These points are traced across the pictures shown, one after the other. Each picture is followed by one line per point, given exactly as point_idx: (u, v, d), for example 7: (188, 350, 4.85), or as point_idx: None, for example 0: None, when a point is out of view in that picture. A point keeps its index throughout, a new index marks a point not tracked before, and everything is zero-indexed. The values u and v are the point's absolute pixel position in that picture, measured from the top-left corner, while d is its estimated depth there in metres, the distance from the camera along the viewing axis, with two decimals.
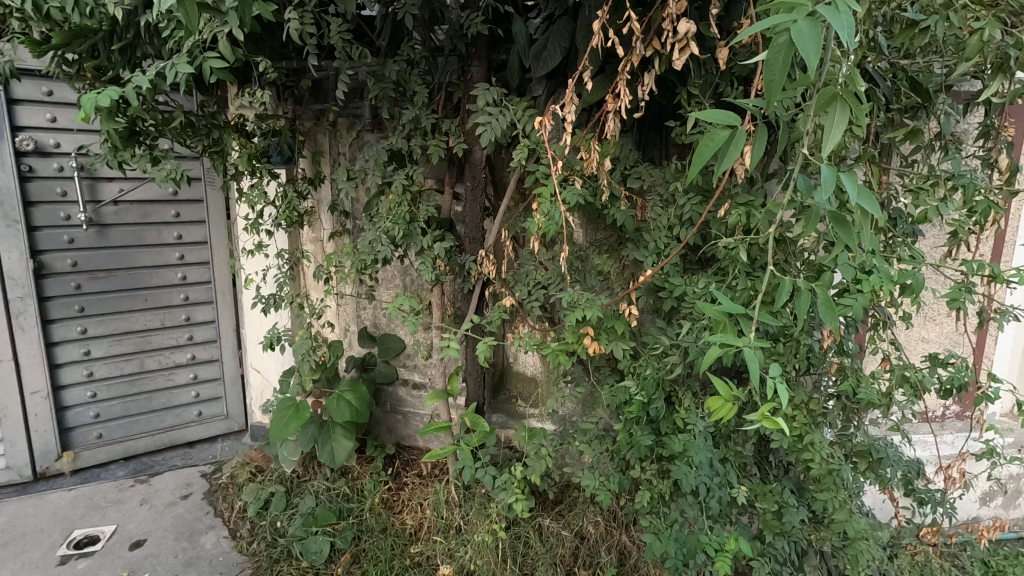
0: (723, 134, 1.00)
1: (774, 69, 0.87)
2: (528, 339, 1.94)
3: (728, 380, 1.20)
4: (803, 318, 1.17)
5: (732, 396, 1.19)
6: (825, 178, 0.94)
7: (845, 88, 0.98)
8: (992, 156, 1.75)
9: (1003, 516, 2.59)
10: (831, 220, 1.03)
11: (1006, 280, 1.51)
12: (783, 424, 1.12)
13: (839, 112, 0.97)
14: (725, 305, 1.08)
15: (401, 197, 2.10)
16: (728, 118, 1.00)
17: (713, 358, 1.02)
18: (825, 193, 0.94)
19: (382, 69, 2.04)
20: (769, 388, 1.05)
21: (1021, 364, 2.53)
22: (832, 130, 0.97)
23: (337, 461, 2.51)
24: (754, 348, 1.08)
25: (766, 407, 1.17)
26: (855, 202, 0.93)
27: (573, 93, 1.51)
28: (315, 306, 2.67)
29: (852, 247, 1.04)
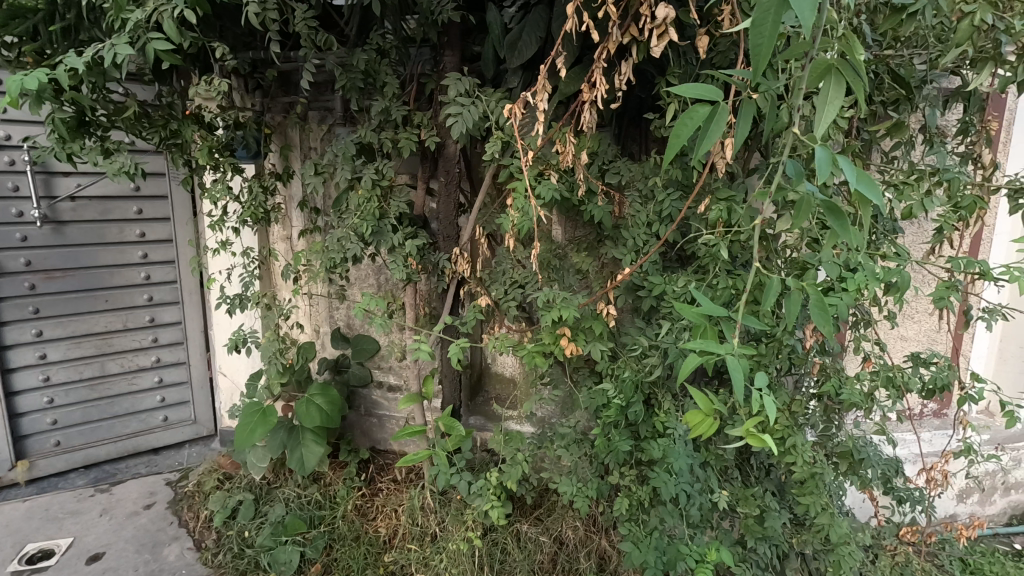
0: (705, 110, 0.94)
1: (762, 34, 0.81)
2: (503, 340, 1.86)
3: (708, 393, 1.14)
4: (791, 321, 1.10)
5: (712, 410, 1.12)
6: (818, 160, 0.89)
7: (838, 60, 0.92)
8: (976, 151, 1.73)
9: (980, 513, 2.59)
10: (824, 212, 0.97)
11: (994, 277, 1.48)
12: (769, 441, 1.07)
13: (833, 86, 0.92)
14: (705, 307, 1.01)
15: (371, 192, 2.01)
16: (710, 93, 0.93)
17: (692, 366, 0.94)
18: (820, 175, 0.88)
19: (350, 58, 1.95)
20: (754, 401, 0.99)
21: (997, 361, 2.55)
22: (826, 108, 0.92)
23: (307, 468, 2.41)
24: (738, 355, 1.01)
25: (751, 421, 1.12)
26: (853, 186, 0.87)
27: (547, 81, 1.44)
28: (284, 306, 2.56)
29: (846, 243, 0.96)
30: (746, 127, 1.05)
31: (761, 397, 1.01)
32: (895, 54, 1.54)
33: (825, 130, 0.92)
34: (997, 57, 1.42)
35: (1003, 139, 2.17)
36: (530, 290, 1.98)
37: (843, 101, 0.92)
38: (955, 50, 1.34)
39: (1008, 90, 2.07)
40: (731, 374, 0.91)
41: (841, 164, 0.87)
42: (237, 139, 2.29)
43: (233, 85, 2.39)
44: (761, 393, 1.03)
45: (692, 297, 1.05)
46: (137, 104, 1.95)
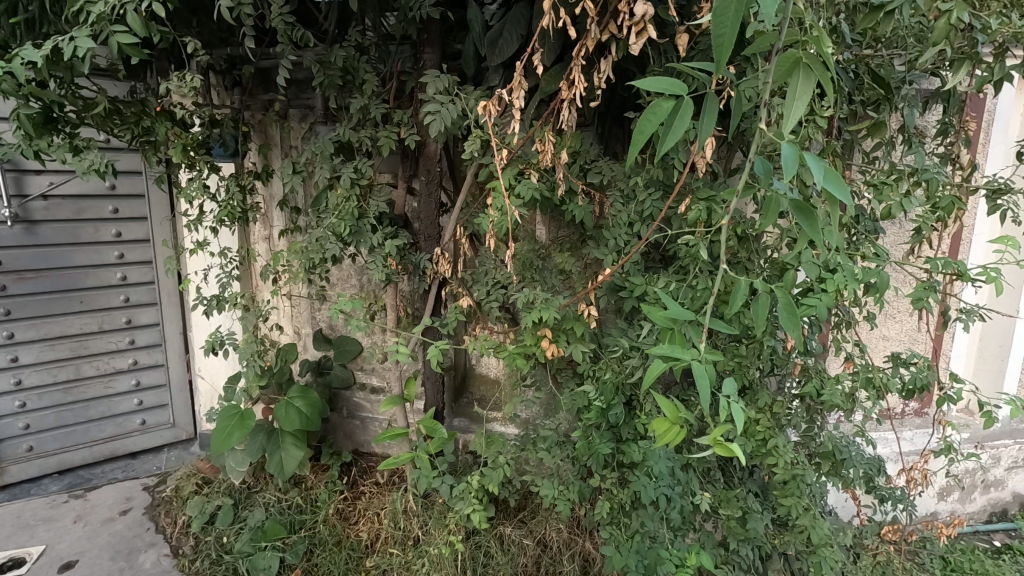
0: (668, 106, 0.93)
1: (725, 23, 0.81)
2: (484, 342, 1.84)
3: (675, 399, 1.07)
4: (763, 323, 1.09)
5: (680, 417, 1.05)
6: (786, 158, 0.87)
7: (806, 54, 0.91)
8: (954, 152, 1.74)
9: (960, 510, 2.61)
10: (795, 211, 0.95)
11: (972, 278, 1.48)
12: (735, 450, 0.96)
13: (801, 81, 0.90)
14: (673, 310, 1.00)
15: (350, 190, 1.98)
16: (673, 87, 0.92)
17: (657, 370, 0.92)
18: (787, 172, 0.86)
19: (328, 55, 1.91)
20: (723, 409, 0.96)
21: (976, 361, 2.57)
22: (794, 103, 0.91)
23: (286, 472, 2.36)
24: (708, 359, 1.00)
25: (719, 429, 1.01)
26: (822, 185, 0.86)
27: (523, 77, 1.43)
28: (264, 307, 2.51)
29: (817, 243, 0.95)
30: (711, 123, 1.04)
31: (731, 403, 0.98)
32: (875, 54, 1.55)
33: (794, 126, 0.90)
34: (973, 57, 1.42)
35: (982, 141, 2.19)
36: (511, 290, 1.95)
37: (812, 97, 0.90)
38: (932, 49, 1.34)
39: (986, 92, 2.09)
40: (697, 382, 0.88)
41: (809, 161, 0.85)
42: (213, 137, 2.24)
43: (211, 82, 2.34)
44: (731, 398, 1.00)
45: (659, 299, 1.03)
46: (107, 100, 1.90)
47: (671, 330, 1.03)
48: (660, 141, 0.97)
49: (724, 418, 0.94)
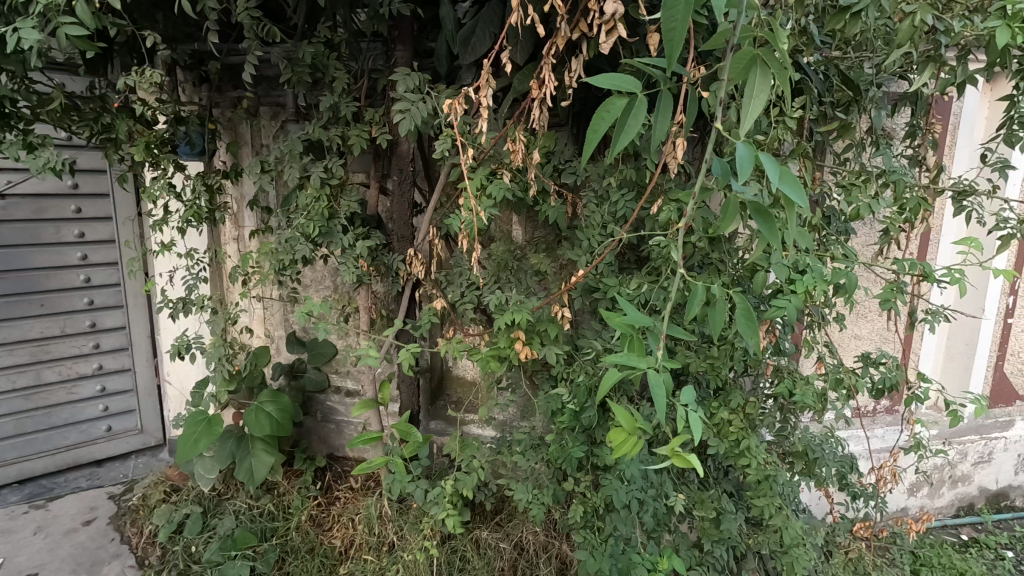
0: (622, 104, 0.98)
1: (675, 17, 0.87)
2: (458, 345, 1.82)
3: (633, 410, 1.08)
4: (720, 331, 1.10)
5: (637, 428, 1.06)
6: (740, 157, 0.87)
7: (764, 51, 0.91)
8: (921, 154, 1.76)
9: (929, 505, 2.66)
10: (754, 213, 0.95)
11: (937, 280, 1.49)
12: (692, 461, 0.96)
13: (758, 77, 0.91)
14: (631, 316, 1.01)
15: (320, 191, 1.94)
16: (628, 84, 0.97)
17: (612, 381, 0.92)
18: (743, 174, 0.86)
19: (296, 51, 1.87)
20: (681, 416, 0.99)
21: (944, 360, 2.63)
22: (753, 100, 0.90)
23: (256, 479, 2.30)
24: (665, 367, 1.01)
25: (677, 440, 1.01)
26: (777, 186, 0.85)
27: (491, 76, 1.41)
28: (233, 309, 2.44)
29: (776, 244, 0.95)
30: (666, 121, 1.09)
31: (689, 411, 1.00)
32: (844, 57, 1.57)
33: (752, 125, 0.90)
34: (936, 60, 1.43)
35: (948, 143, 2.23)
36: (486, 292, 1.93)
37: (769, 94, 0.90)
38: (898, 50, 1.36)
39: (953, 95, 2.13)
40: (653, 390, 0.88)
41: (764, 160, 0.84)
42: (178, 135, 2.18)
43: (177, 79, 2.28)
44: (690, 406, 1.03)
45: (619, 305, 1.04)
46: (64, 96, 1.83)
47: (631, 336, 1.03)
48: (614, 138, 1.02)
49: (682, 426, 0.95)
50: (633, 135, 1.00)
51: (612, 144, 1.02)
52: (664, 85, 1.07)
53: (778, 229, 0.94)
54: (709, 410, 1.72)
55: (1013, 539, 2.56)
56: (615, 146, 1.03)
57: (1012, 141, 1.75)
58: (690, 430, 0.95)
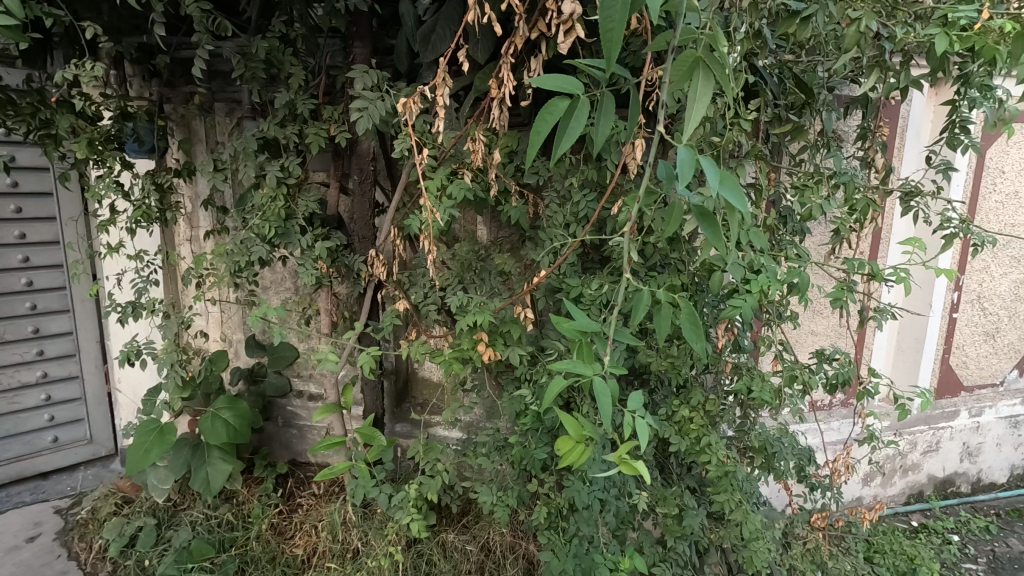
0: (564, 104, 1.01)
1: (613, 17, 0.87)
2: (420, 347, 1.79)
3: (580, 417, 1.09)
4: (666, 335, 1.14)
5: (585, 437, 1.09)
6: (682, 161, 0.90)
7: (706, 54, 0.93)
8: (871, 156, 1.81)
9: (882, 494, 2.76)
10: (698, 216, 0.98)
11: (884, 279, 1.54)
12: (639, 469, 0.97)
13: (701, 79, 0.93)
14: (579, 321, 1.06)
15: (276, 190, 1.89)
16: (570, 86, 1.00)
17: (556, 390, 0.98)
18: (684, 177, 0.89)
19: (249, 46, 1.81)
20: (628, 422, 1.03)
21: (895, 355, 2.74)
22: (697, 101, 0.92)
23: (212, 489, 2.22)
24: (611, 374, 1.05)
25: (624, 447, 1.03)
26: (717, 190, 0.88)
27: (448, 75, 1.40)
28: (187, 312, 2.35)
29: (720, 245, 0.98)
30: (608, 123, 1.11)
31: (636, 418, 1.05)
32: (797, 61, 1.61)
33: (694, 127, 0.91)
34: (880, 65, 1.49)
35: (897, 145, 2.31)
36: (450, 293, 1.90)
37: (712, 96, 0.92)
38: (846, 55, 1.41)
39: (900, 99, 2.21)
40: (598, 399, 0.94)
41: (704, 164, 0.88)
42: (125, 132, 2.09)
43: (124, 73, 2.18)
44: (636, 413, 1.08)
45: (569, 313, 1.10)
46: None
47: (580, 343, 1.09)
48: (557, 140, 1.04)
49: (629, 431, 1.00)
50: (575, 137, 1.02)
51: (555, 145, 1.03)
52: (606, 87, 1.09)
53: (722, 232, 0.97)
54: (670, 408, 1.74)
55: (959, 524, 2.68)
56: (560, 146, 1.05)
57: (954, 145, 1.82)
58: (637, 435, 1.00)
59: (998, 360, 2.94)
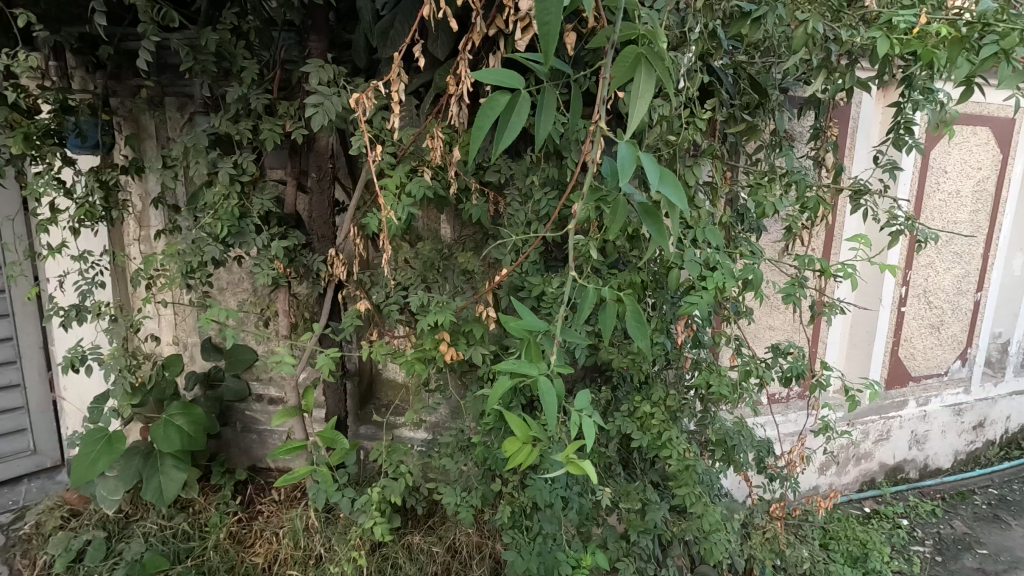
0: (505, 99, 1.01)
1: (548, 17, 0.88)
2: (381, 348, 1.76)
3: (526, 418, 1.11)
4: (610, 333, 1.18)
5: (532, 438, 1.10)
6: (623, 158, 0.93)
7: (647, 49, 0.97)
8: (822, 155, 1.86)
9: (837, 482, 2.86)
10: (641, 211, 1.02)
11: (833, 275, 1.60)
12: (585, 468, 0.98)
13: (644, 75, 0.96)
14: (526, 320, 1.09)
15: (229, 188, 1.83)
16: (512, 81, 1.00)
17: (501, 389, 1.02)
18: (626, 174, 0.93)
19: (198, 38, 1.74)
20: (575, 422, 1.05)
21: (846, 350, 2.86)
22: (640, 96, 0.95)
23: (166, 499, 2.13)
24: (555, 372, 1.08)
25: (572, 447, 1.04)
26: (657, 187, 0.92)
27: (403, 71, 1.38)
28: (136, 314, 2.25)
29: (662, 239, 1.03)
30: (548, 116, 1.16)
31: (582, 417, 1.07)
32: (751, 62, 1.65)
33: (637, 123, 0.94)
34: (826, 67, 1.54)
35: (848, 145, 2.39)
36: (412, 292, 1.88)
37: (654, 91, 0.95)
38: (795, 55, 1.46)
39: (850, 100, 2.29)
40: (543, 399, 0.97)
41: (644, 162, 0.91)
42: (66, 126, 1.98)
43: (65, 64, 2.07)
44: (583, 413, 1.10)
45: (517, 312, 1.11)
46: None
47: (528, 342, 1.10)
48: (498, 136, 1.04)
49: (575, 430, 1.01)
50: (516, 132, 1.03)
51: (497, 140, 1.04)
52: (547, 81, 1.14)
53: (665, 228, 1.02)
54: (632, 404, 1.77)
55: (908, 509, 2.80)
56: (502, 141, 1.06)
57: (899, 145, 1.89)
58: (583, 435, 1.01)
59: (943, 351, 3.08)
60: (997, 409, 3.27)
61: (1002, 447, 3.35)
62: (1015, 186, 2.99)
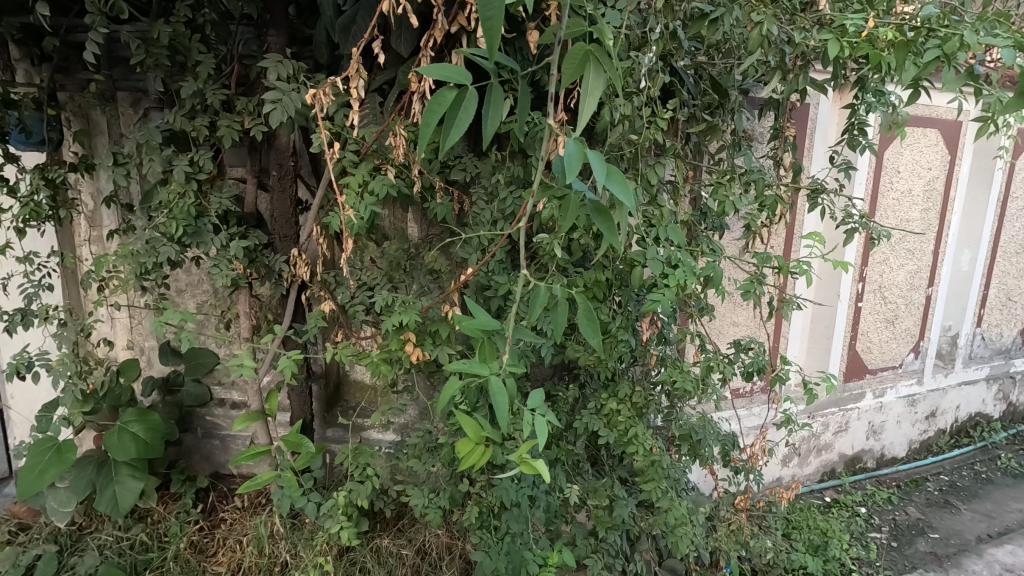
0: (451, 95, 0.99)
1: (491, 4, 0.88)
2: (345, 349, 1.73)
3: (480, 419, 1.11)
4: (562, 332, 1.18)
5: (485, 438, 1.10)
6: (570, 155, 0.93)
7: (596, 48, 0.98)
8: (781, 155, 1.90)
9: (799, 473, 2.94)
10: (592, 209, 1.03)
11: (790, 271, 1.64)
12: (538, 469, 0.99)
13: (593, 73, 0.97)
14: (480, 319, 1.08)
15: (185, 186, 1.77)
16: (458, 76, 0.98)
17: (454, 390, 1.05)
18: (573, 170, 0.93)
19: (150, 30, 1.68)
20: (527, 424, 1.06)
21: (806, 345, 2.94)
22: (589, 94, 0.97)
23: (122, 510, 2.05)
24: (510, 373, 1.10)
25: (526, 447, 1.05)
26: (604, 183, 0.93)
27: (362, 67, 1.36)
28: (88, 318, 2.15)
29: (614, 239, 1.03)
30: (496, 116, 1.08)
31: (535, 416, 1.09)
32: (711, 63, 1.69)
33: (586, 122, 0.95)
34: (782, 68, 1.57)
35: (806, 145, 2.46)
36: (377, 292, 1.85)
37: (602, 89, 0.97)
38: (751, 57, 1.49)
39: (808, 102, 2.36)
40: (494, 399, 1.00)
41: (591, 158, 0.92)
42: (8, 121, 1.89)
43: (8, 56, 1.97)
44: (536, 412, 1.12)
45: (471, 311, 1.10)
46: None
47: (483, 341, 1.10)
48: (445, 133, 1.02)
49: (528, 431, 1.02)
50: (463, 128, 1.01)
51: (444, 138, 1.02)
52: (494, 79, 1.07)
53: (616, 227, 1.02)
54: (599, 402, 1.79)
55: (866, 497, 2.90)
56: (448, 140, 1.02)
57: (853, 146, 1.94)
58: (535, 435, 1.03)
59: (897, 344, 3.20)
60: (947, 399, 3.41)
61: (953, 435, 3.50)
62: (962, 186, 3.13)
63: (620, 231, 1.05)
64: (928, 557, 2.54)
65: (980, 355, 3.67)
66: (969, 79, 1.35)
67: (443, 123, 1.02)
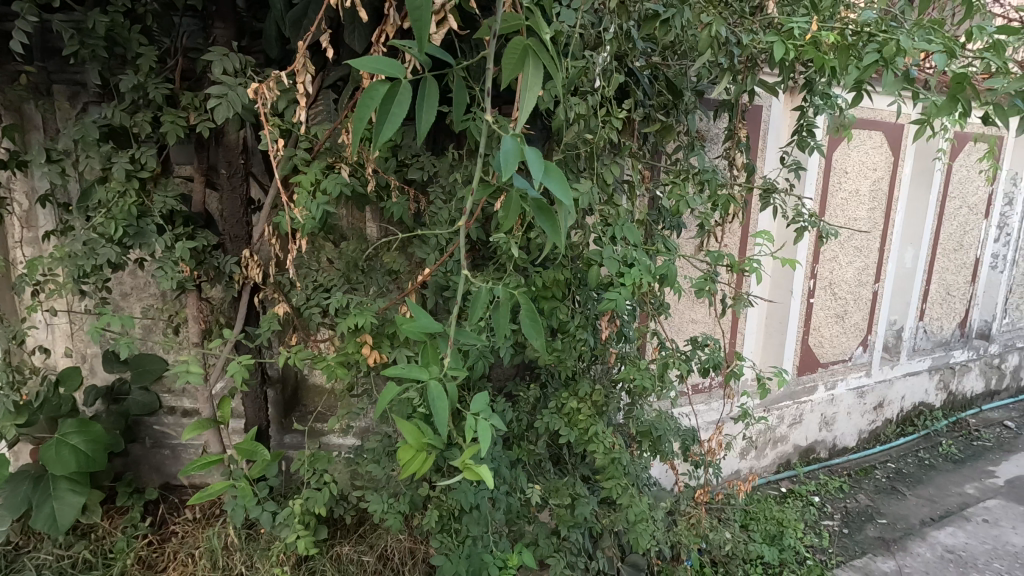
0: (384, 89, 0.96)
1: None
2: (299, 352, 1.68)
3: (422, 424, 1.09)
4: (507, 334, 1.17)
5: (428, 445, 1.09)
6: (507, 152, 0.92)
7: (534, 42, 0.98)
8: (735, 155, 1.94)
9: (755, 465, 3.02)
10: (534, 207, 1.02)
11: (742, 269, 1.67)
12: (480, 475, 0.99)
13: (531, 68, 0.97)
14: (422, 321, 1.05)
15: (125, 184, 1.69)
16: (390, 68, 0.96)
17: (391, 395, 1.01)
18: (509, 166, 0.91)
19: (85, 20, 1.59)
20: (470, 429, 1.04)
21: (761, 341, 3.03)
22: (528, 89, 0.96)
23: (61, 527, 1.93)
24: (453, 376, 1.09)
25: (469, 453, 1.05)
26: (542, 181, 0.92)
27: (310, 62, 1.32)
28: (22, 324, 2.02)
29: (556, 236, 1.02)
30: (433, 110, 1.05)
31: (479, 421, 1.07)
32: (666, 63, 1.71)
33: (525, 118, 0.95)
34: (732, 69, 1.59)
35: (759, 146, 2.53)
36: (333, 294, 1.80)
37: (541, 85, 0.96)
38: (701, 57, 1.51)
39: (759, 104, 2.42)
40: (433, 404, 0.98)
41: (528, 156, 0.91)
42: None
43: None
44: (480, 416, 1.09)
45: (413, 314, 1.08)
46: None
47: (426, 344, 1.09)
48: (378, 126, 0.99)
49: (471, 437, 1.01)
50: (397, 123, 0.98)
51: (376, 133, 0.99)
52: (429, 71, 1.03)
53: (559, 225, 1.02)
54: (560, 401, 1.79)
55: (819, 487, 3.01)
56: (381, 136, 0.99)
57: (803, 146, 2.00)
58: (479, 439, 1.02)
59: (847, 338, 3.32)
60: (893, 389, 3.57)
61: (899, 424, 3.67)
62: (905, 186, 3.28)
63: (564, 230, 1.04)
64: (876, 542, 2.65)
65: (923, 347, 3.85)
66: (906, 83, 1.40)
67: (376, 116, 0.98)
